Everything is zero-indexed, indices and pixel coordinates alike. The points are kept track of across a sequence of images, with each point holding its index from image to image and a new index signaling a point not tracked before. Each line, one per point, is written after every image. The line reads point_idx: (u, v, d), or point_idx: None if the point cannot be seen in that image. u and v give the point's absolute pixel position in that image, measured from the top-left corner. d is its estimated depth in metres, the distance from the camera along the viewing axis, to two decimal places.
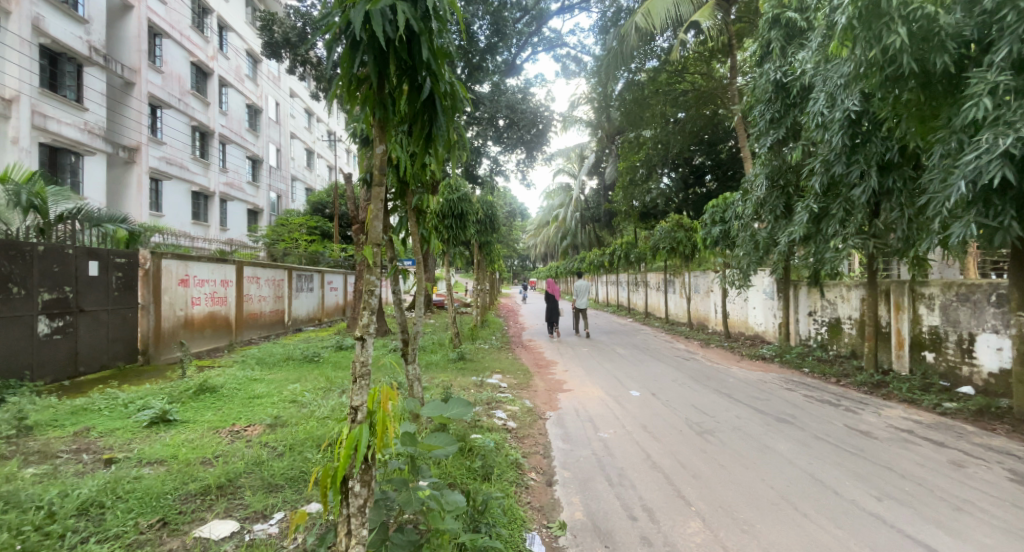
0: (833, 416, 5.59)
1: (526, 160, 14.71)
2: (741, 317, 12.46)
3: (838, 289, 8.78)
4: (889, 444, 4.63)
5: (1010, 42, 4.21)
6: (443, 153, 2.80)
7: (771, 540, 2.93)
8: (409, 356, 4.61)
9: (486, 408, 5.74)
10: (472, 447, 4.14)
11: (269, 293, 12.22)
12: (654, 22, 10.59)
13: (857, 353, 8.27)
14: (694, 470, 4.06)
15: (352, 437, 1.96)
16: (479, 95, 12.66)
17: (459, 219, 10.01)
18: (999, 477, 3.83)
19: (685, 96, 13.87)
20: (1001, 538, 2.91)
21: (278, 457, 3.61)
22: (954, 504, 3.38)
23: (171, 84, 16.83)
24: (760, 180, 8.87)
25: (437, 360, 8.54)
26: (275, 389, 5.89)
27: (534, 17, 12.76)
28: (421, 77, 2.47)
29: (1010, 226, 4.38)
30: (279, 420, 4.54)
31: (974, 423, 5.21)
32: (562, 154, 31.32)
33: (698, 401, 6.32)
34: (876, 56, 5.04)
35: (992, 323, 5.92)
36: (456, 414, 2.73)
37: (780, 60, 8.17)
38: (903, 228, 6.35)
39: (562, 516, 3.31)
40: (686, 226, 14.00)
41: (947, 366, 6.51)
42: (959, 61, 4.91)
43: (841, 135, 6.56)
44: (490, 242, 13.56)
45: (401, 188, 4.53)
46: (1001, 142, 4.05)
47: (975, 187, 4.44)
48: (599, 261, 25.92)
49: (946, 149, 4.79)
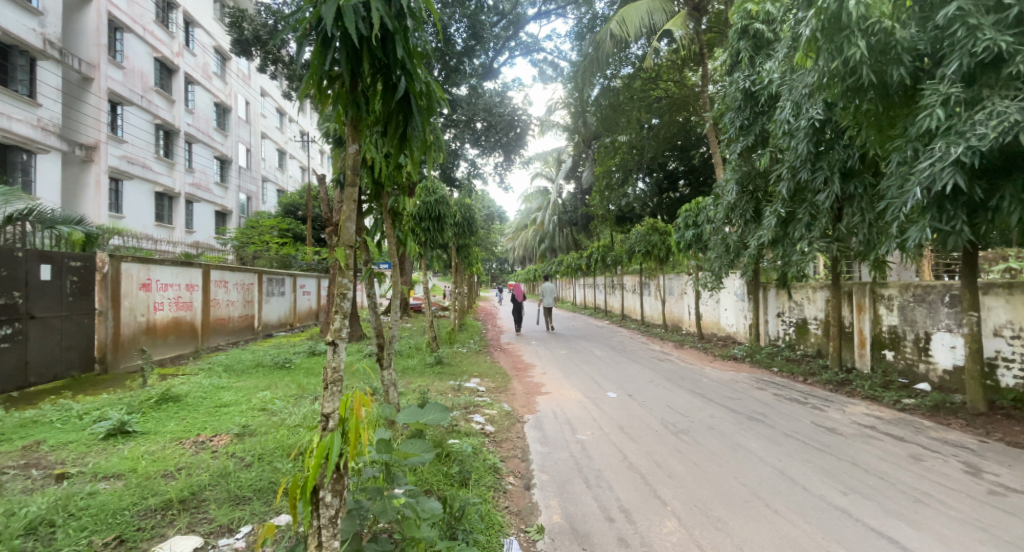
0: (801, 413, 5.73)
1: (504, 163, 14.68)
2: (713, 318, 12.73)
3: (805, 291, 9.03)
4: (853, 440, 4.77)
5: (960, 57, 4.41)
6: (419, 156, 2.75)
7: (745, 537, 2.96)
8: (384, 361, 4.51)
9: (463, 413, 5.68)
10: (448, 452, 4.08)
11: (237, 297, 11.81)
12: (629, 29, 10.81)
13: (823, 352, 8.54)
14: (670, 469, 4.10)
15: (323, 446, 1.90)
16: (456, 97, 12.58)
17: (436, 221, 9.87)
18: (955, 469, 3.98)
19: (659, 102, 14.41)
20: (958, 528, 3.02)
21: (245, 468, 3.49)
22: (915, 496, 3.49)
23: (133, 79, 16.21)
24: (731, 186, 9.06)
25: (414, 364, 8.43)
26: (244, 397, 5.69)
27: (511, 21, 12.86)
28: (395, 77, 2.44)
29: (961, 230, 4.56)
30: (248, 430, 4.39)
31: (931, 418, 5.41)
32: (539, 157, 31.37)
33: (673, 401, 6.40)
34: (838, 68, 5.23)
35: (946, 322, 6.17)
36: (432, 420, 2.70)
37: (749, 70, 8.42)
38: (864, 232, 6.60)
39: (540, 520, 3.29)
40: (660, 230, 14.23)
41: (905, 364, 6.76)
42: (915, 73, 5.11)
43: (806, 142, 6.78)
44: (468, 244, 13.47)
45: (376, 190, 4.42)
46: (954, 150, 4.23)
47: (930, 194, 4.61)
48: (576, 264, 26.11)
49: (903, 157, 4.98)
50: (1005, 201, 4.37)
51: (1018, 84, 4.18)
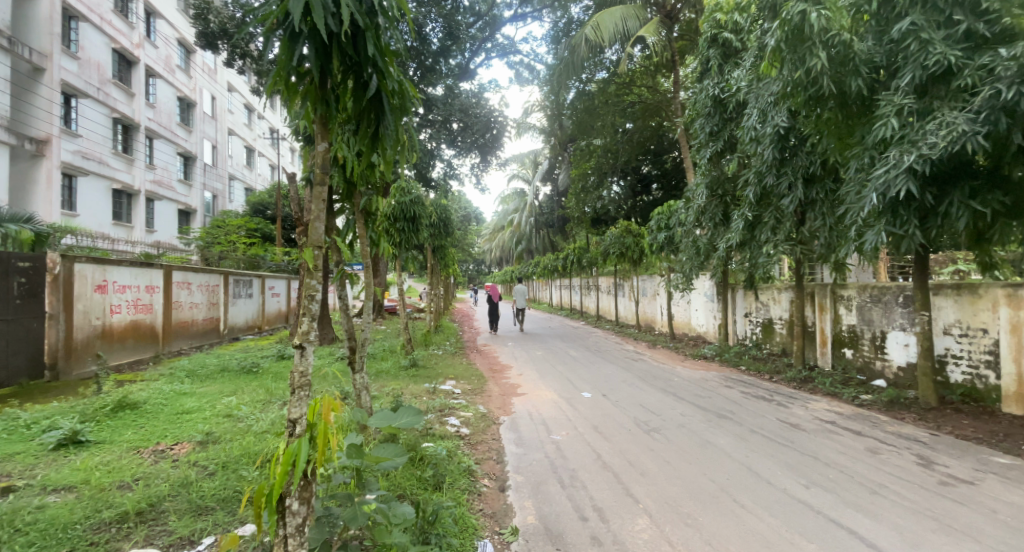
0: (767, 410, 5.90)
1: (480, 164, 14.65)
2: (684, 318, 12.99)
3: (770, 292, 9.31)
4: (815, 435, 4.94)
5: (913, 70, 4.63)
6: (392, 155, 2.71)
7: (713, 532, 3.03)
8: (356, 365, 4.43)
9: (438, 415, 5.63)
10: (422, 456, 4.04)
11: (202, 299, 11.43)
12: (603, 35, 11.04)
13: (787, 351, 8.82)
14: (642, 467, 4.15)
15: (290, 453, 1.86)
16: (432, 97, 12.51)
17: (411, 222, 9.76)
18: (908, 461, 4.16)
19: (633, 107, 14.57)
20: (911, 518, 3.15)
21: (208, 477, 3.37)
22: (872, 488, 3.64)
23: (89, 71, 15.50)
24: (701, 190, 9.27)
25: (388, 367, 8.30)
26: (208, 403, 5.49)
27: (488, 23, 12.98)
28: (366, 74, 2.39)
29: (913, 234, 4.78)
30: (213, 437, 4.24)
31: (887, 413, 5.65)
32: (516, 159, 31.42)
33: (646, 400, 6.49)
34: (801, 77, 5.43)
35: (900, 322, 6.45)
36: (405, 424, 2.66)
37: (718, 77, 8.65)
38: (825, 235, 6.84)
39: (514, 521, 3.28)
40: (634, 232, 14.47)
41: (863, 361, 7.05)
42: (872, 84, 5.33)
43: (771, 149, 7.01)
44: (444, 245, 13.38)
45: (348, 190, 4.32)
46: (906, 158, 4.44)
47: (885, 199, 4.82)
48: (552, 266, 26.22)
49: (860, 163, 5.20)
50: (954, 206, 4.59)
51: (966, 96, 4.40)
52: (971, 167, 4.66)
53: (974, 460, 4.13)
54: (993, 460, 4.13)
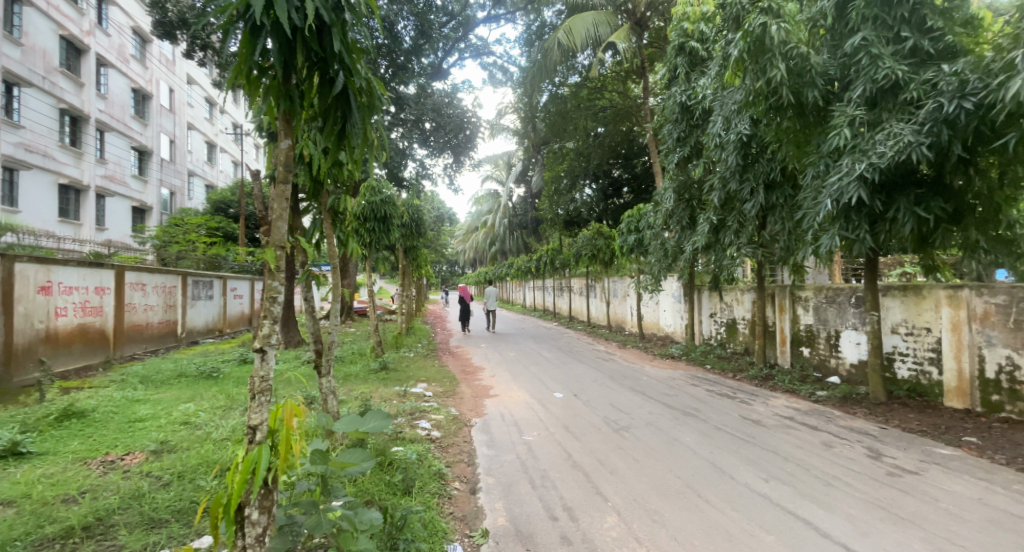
0: (730, 407, 6.08)
1: (453, 164, 14.57)
2: (653, 319, 13.24)
3: (734, 293, 9.60)
4: (774, 430, 5.12)
5: (864, 83, 4.87)
6: (360, 153, 2.66)
7: (678, 527, 3.10)
8: (323, 368, 4.32)
9: (408, 419, 5.56)
10: (391, 460, 3.98)
11: (157, 302, 10.94)
12: (575, 39, 11.18)
13: (749, 350, 9.11)
14: (611, 465, 4.21)
15: (249, 461, 1.80)
16: (403, 96, 12.35)
17: (382, 222, 9.61)
18: (859, 454, 4.37)
19: (604, 112, 14.80)
20: (861, 508, 3.31)
21: (162, 488, 3.22)
22: (826, 480, 3.80)
23: (33, 58, 14.66)
24: (669, 194, 9.48)
25: (357, 371, 8.13)
26: (163, 411, 5.25)
27: (461, 23, 12.97)
28: (333, 71, 2.35)
29: (864, 238, 5.02)
30: (168, 446, 4.06)
31: (841, 408, 5.90)
32: (490, 160, 31.40)
33: (615, 400, 6.58)
34: (762, 87, 5.63)
35: (852, 321, 6.76)
36: (372, 428, 2.61)
37: (685, 85, 8.88)
38: (784, 238, 7.09)
39: (485, 524, 3.27)
40: (605, 234, 14.70)
41: (819, 359, 7.35)
42: (827, 95, 5.57)
43: (735, 155, 7.24)
44: (416, 246, 13.21)
45: (315, 189, 4.21)
46: (858, 167, 4.66)
47: (839, 205, 5.04)
48: (525, 267, 26.28)
49: (816, 171, 5.43)
50: (900, 212, 4.85)
51: (911, 109, 4.66)
52: (917, 175, 4.93)
53: (919, 452, 4.36)
54: (936, 451, 4.38)
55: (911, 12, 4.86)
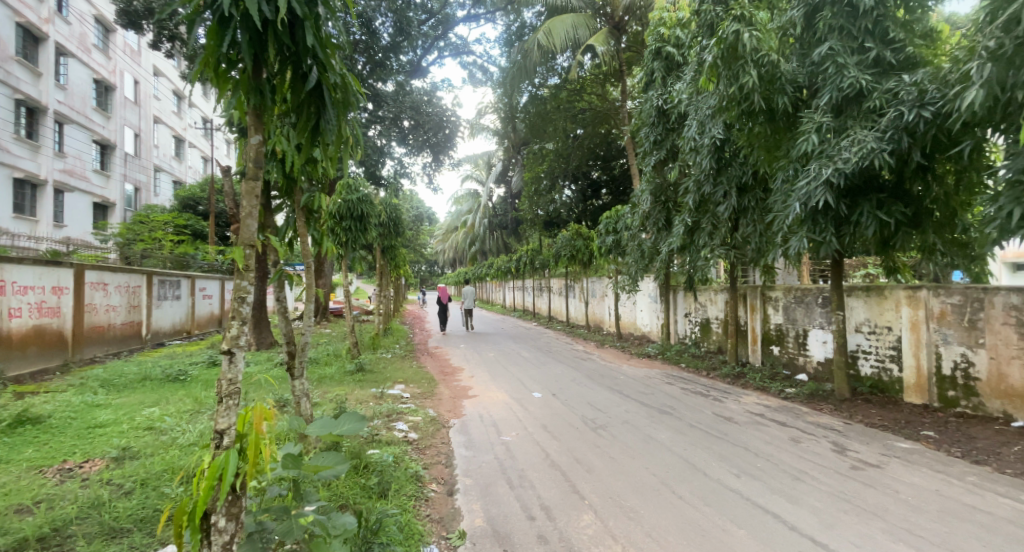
0: (703, 405, 6.20)
1: (433, 164, 14.46)
2: (631, 318, 13.40)
3: (707, 293, 9.80)
4: (746, 427, 5.25)
5: (831, 90, 5.03)
6: (334, 150, 2.61)
7: (653, 524, 3.14)
8: (295, 371, 4.23)
9: (385, 421, 5.49)
10: (367, 463, 3.92)
11: (120, 302, 10.56)
12: (555, 41, 11.23)
13: (722, 349, 9.32)
14: (588, 464, 4.24)
15: (216, 466, 1.75)
16: (381, 93, 12.20)
17: (359, 221, 9.46)
18: (825, 448, 4.51)
19: (583, 114, 14.98)
20: (827, 501, 3.42)
21: (124, 496, 3.10)
22: (794, 474, 3.90)
23: None
24: (645, 196, 9.62)
25: (332, 372, 7.99)
26: (125, 416, 5.06)
27: (441, 21, 12.91)
28: (306, 65, 2.30)
29: (830, 240, 5.19)
30: (130, 452, 3.91)
31: (809, 404, 6.09)
32: (470, 160, 31.30)
33: (593, 399, 6.64)
34: (734, 93, 5.76)
35: (819, 321, 6.97)
36: (346, 431, 2.57)
37: (661, 89, 9.02)
38: (756, 240, 7.27)
39: (461, 525, 3.25)
40: (584, 235, 14.85)
41: (788, 357, 7.56)
42: (796, 102, 5.74)
43: (709, 158, 7.40)
44: (394, 246, 13.05)
45: (288, 186, 4.11)
46: (824, 171, 4.81)
47: (807, 208, 5.19)
48: (505, 268, 26.28)
49: (786, 175, 5.58)
50: (864, 216, 5.03)
51: (875, 116, 4.83)
52: (879, 180, 5.12)
53: (881, 446, 4.52)
54: (897, 445, 4.55)
55: (875, 23, 5.06)
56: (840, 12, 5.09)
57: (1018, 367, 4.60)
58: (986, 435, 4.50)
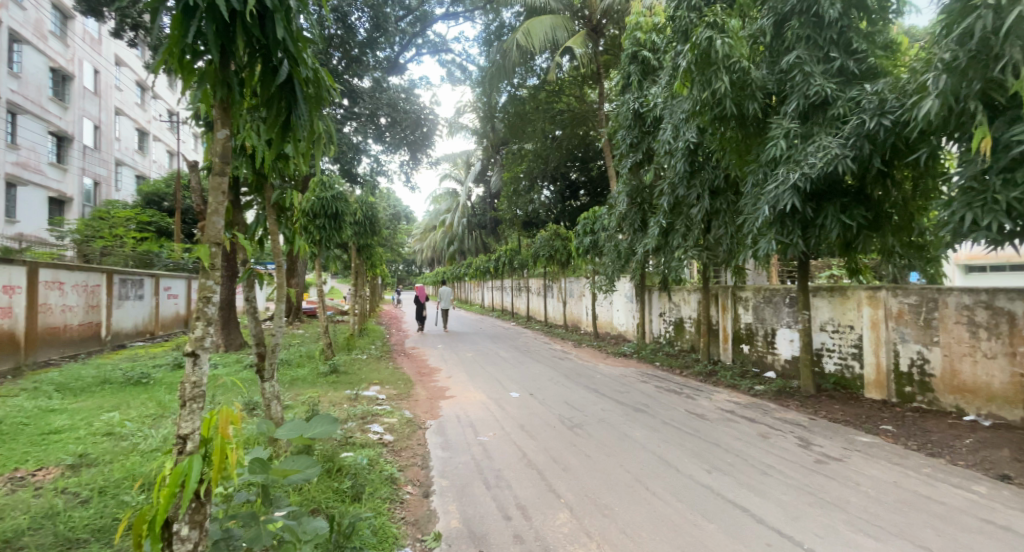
0: (676, 403, 6.31)
1: (410, 162, 14.30)
2: (607, 318, 13.53)
3: (681, 293, 9.98)
4: (717, 423, 5.36)
5: (798, 98, 5.20)
6: (306, 146, 2.55)
7: (627, 520, 3.18)
8: (265, 373, 4.12)
9: (359, 423, 5.41)
10: (340, 466, 3.85)
11: (78, 302, 10.11)
12: (534, 41, 11.28)
13: (695, 347, 9.51)
14: (564, 462, 4.27)
15: (178, 472, 1.70)
16: (357, 89, 12.01)
17: (333, 219, 9.27)
18: (792, 443, 4.64)
19: (562, 115, 15.15)
20: (793, 494, 3.52)
21: (80, 505, 2.96)
22: (762, 469, 4.01)
23: None
24: (622, 197, 9.73)
25: (304, 374, 7.83)
26: (83, 421, 4.84)
27: (419, 18, 12.79)
28: (276, 59, 2.24)
29: (797, 242, 5.35)
30: (89, 459, 3.75)
31: (777, 401, 6.26)
32: (448, 158, 31.11)
33: (569, 397, 6.68)
34: (707, 98, 5.88)
35: (787, 320, 7.18)
36: (317, 434, 2.52)
37: (638, 92, 9.14)
38: (727, 242, 7.44)
39: (437, 527, 3.22)
40: (562, 236, 14.96)
41: (757, 355, 7.77)
42: (766, 108, 5.90)
43: (682, 162, 7.54)
44: (370, 245, 12.85)
45: (259, 183, 4.00)
46: (792, 176, 4.96)
47: (775, 211, 5.34)
48: (484, 267, 26.23)
49: (756, 178, 5.73)
50: (829, 219, 5.21)
51: (839, 123, 5.01)
52: (843, 185, 5.30)
53: (844, 440, 4.69)
54: (858, 439, 4.73)
55: (840, 34, 5.25)
56: (807, 22, 5.26)
57: (969, 364, 4.84)
58: (940, 429, 4.71)
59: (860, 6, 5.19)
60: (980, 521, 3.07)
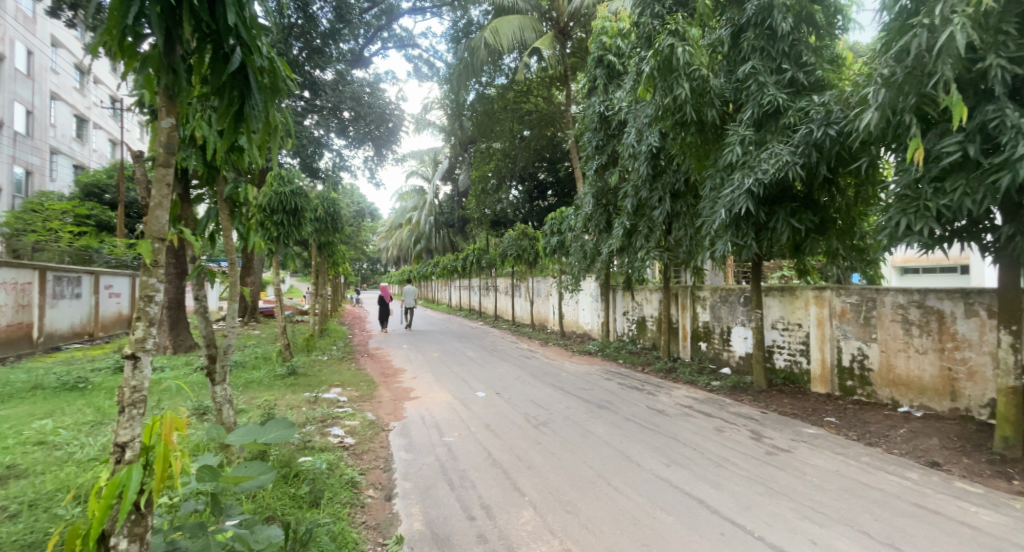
0: (638, 399, 6.45)
1: (375, 158, 13.99)
2: (574, 317, 13.68)
3: (643, 292, 10.22)
4: (676, 418, 5.52)
5: (752, 107, 5.42)
6: (260, 139, 2.46)
7: (590, 516, 3.22)
8: (216, 376, 3.94)
9: (319, 426, 5.27)
10: (298, 472, 3.73)
11: (5, 301, 9.40)
12: (502, 40, 11.29)
13: (656, 345, 9.75)
14: (529, 460, 4.30)
15: (115, 483, 1.60)
16: (319, 81, 11.72)
17: (293, 215, 8.97)
18: (744, 436, 4.84)
19: (529, 115, 15.34)
20: (745, 484, 3.66)
21: (7, 521, 2.75)
22: (717, 461, 4.15)
23: None
24: (588, 198, 9.88)
25: (260, 377, 7.55)
26: (11, 430, 4.51)
27: (384, 11, 12.63)
28: (228, 46, 2.14)
29: (751, 244, 5.59)
30: (16, 470, 3.48)
31: (731, 396, 6.50)
32: (415, 155, 30.72)
33: (534, 396, 6.71)
34: (669, 103, 6.04)
35: (741, 318, 7.46)
36: (270, 439, 2.44)
37: (603, 95, 9.31)
38: (687, 243, 7.66)
39: (399, 530, 3.17)
40: (530, 235, 15.07)
41: (713, 352, 8.04)
42: (723, 115, 6.11)
43: (646, 165, 7.72)
44: (333, 242, 12.47)
45: (210, 175, 3.81)
46: (746, 181, 5.17)
47: (731, 215, 5.55)
48: (450, 266, 26.06)
49: (714, 182, 5.93)
50: (780, 223, 5.46)
51: (789, 132, 5.24)
52: (792, 191, 5.56)
53: (792, 432, 4.92)
54: (804, 431, 4.97)
55: (791, 46, 5.49)
56: (761, 34, 5.49)
57: (903, 359, 5.16)
58: (878, 419, 5.01)
59: (810, 21, 5.47)
60: (912, 506, 3.29)
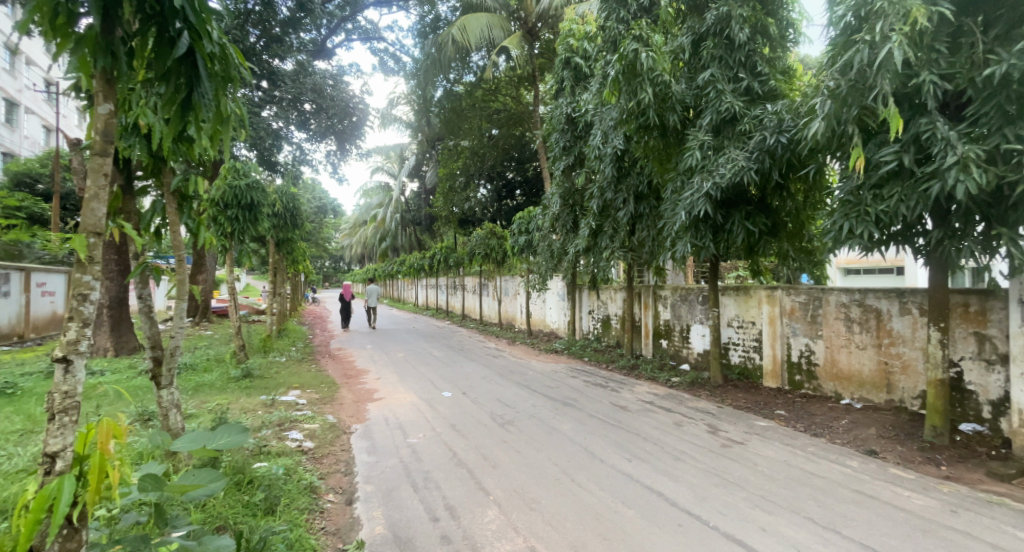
0: (602, 396, 6.55)
1: (338, 153, 13.64)
2: (541, 316, 13.75)
3: (608, 292, 10.39)
4: (637, 414, 5.64)
5: (711, 113, 5.59)
6: (211, 129, 2.34)
7: (554, 513, 3.25)
8: (163, 379, 3.74)
9: (276, 430, 5.10)
10: (252, 478, 3.60)
11: None
12: (469, 38, 11.23)
13: (620, 343, 9.93)
14: (493, 460, 4.29)
15: (44, 495, 1.50)
16: (279, 72, 11.33)
17: (248, 210, 8.63)
18: (701, 430, 4.99)
19: (498, 115, 15.17)
20: (701, 476, 3.78)
21: None
22: (676, 455, 4.27)
23: None
24: (555, 198, 9.96)
25: (212, 380, 7.23)
26: None
27: (348, 2, 12.30)
28: (174, 30, 2.02)
29: (709, 246, 5.78)
30: None
31: (690, 391, 6.70)
32: (381, 152, 30.19)
33: (499, 395, 6.71)
34: (633, 107, 6.16)
35: (700, 317, 7.70)
36: (219, 444, 2.34)
37: (570, 97, 9.42)
38: (649, 244, 7.84)
39: (360, 534, 3.11)
40: (497, 235, 15.05)
41: (673, 349, 8.27)
42: (684, 120, 6.28)
43: (610, 167, 7.85)
44: (292, 239, 12.01)
45: (157, 166, 3.61)
46: (704, 185, 5.35)
47: (691, 217, 5.72)
48: (416, 265, 25.74)
49: (675, 185, 6.10)
50: (735, 225, 5.68)
51: (744, 139, 5.45)
52: (747, 194, 5.79)
53: (745, 425, 5.12)
54: (756, 423, 5.18)
55: (747, 57, 5.71)
56: (719, 43, 5.69)
57: (845, 354, 5.46)
58: (823, 411, 5.28)
59: (764, 33, 5.71)
60: (853, 492, 3.47)
